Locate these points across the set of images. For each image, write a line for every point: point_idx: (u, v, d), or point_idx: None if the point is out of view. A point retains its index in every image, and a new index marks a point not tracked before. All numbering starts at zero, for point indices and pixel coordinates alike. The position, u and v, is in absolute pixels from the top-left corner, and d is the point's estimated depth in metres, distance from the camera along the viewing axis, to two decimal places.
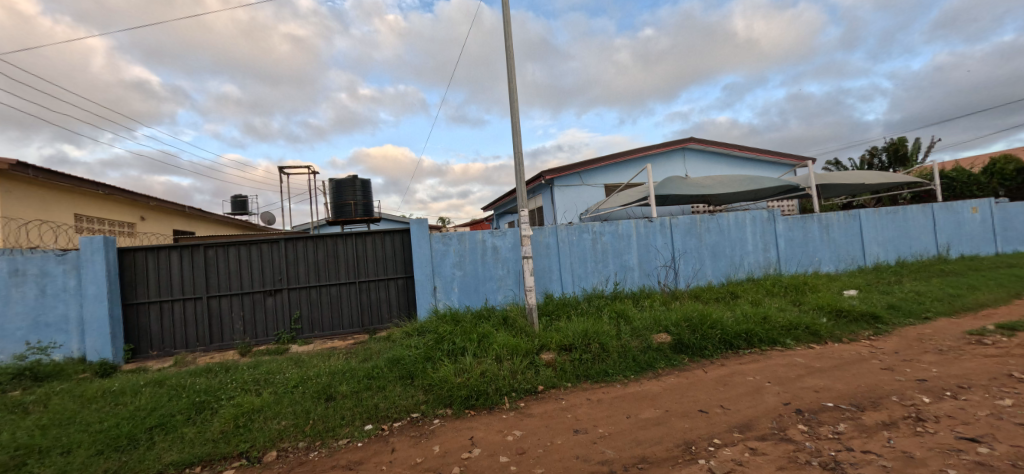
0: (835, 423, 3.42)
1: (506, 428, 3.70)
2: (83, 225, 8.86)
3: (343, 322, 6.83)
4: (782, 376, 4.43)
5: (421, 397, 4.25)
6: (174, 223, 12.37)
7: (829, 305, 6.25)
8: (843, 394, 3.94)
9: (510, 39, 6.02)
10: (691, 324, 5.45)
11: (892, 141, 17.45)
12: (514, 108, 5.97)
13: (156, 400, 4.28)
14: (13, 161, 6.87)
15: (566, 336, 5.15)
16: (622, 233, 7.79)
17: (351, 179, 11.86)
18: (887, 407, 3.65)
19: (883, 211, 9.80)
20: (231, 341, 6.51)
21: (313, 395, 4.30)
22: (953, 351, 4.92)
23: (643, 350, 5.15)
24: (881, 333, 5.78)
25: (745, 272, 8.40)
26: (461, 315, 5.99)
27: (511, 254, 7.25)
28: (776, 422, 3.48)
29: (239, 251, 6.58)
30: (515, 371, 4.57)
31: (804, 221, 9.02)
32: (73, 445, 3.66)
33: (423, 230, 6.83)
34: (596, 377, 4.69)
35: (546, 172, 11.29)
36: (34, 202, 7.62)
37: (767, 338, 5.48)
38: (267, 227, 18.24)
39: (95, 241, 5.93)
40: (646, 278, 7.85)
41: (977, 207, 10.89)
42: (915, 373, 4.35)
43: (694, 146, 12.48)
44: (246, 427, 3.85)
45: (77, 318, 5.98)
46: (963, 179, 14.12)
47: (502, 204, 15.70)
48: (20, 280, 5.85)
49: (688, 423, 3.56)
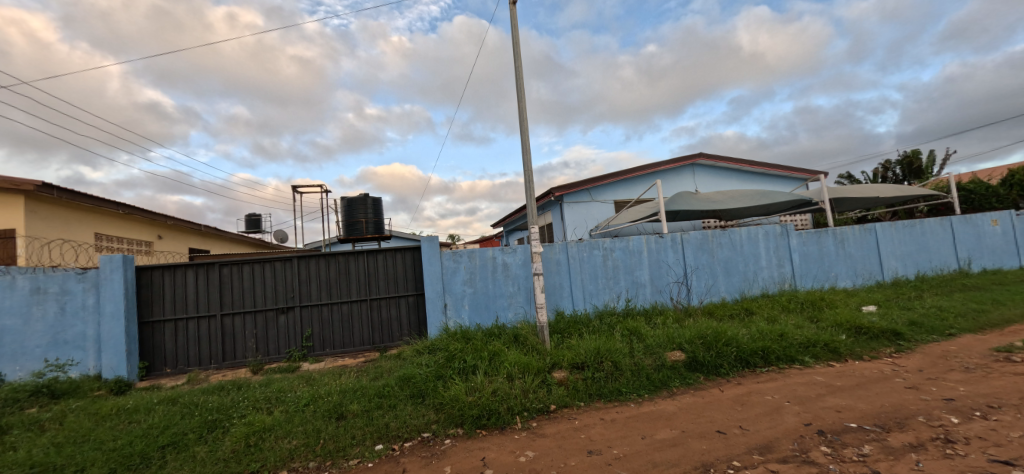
0: (860, 445, 3.31)
1: (518, 449, 3.63)
2: (103, 244, 9.04)
3: (354, 340, 6.83)
4: (802, 396, 4.31)
5: (432, 416, 4.21)
6: (189, 241, 12.56)
7: (848, 322, 6.11)
8: (866, 414, 3.82)
9: (519, 59, 6.11)
10: (705, 342, 5.33)
11: (905, 154, 17.26)
12: (524, 126, 6.03)
13: (169, 419, 4.30)
14: (37, 183, 7.12)
15: (578, 354, 5.08)
16: (634, 249, 7.74)
17: (362, 197, 12.01)
18: (913, 428, 3.52)
19: (900, 225, 9.62)
20: (243, 359, 6.54)
21: (325, 414, 4.28)
22: (980, 369, 4.77)
23: (657, 368, 5.06)
24: (904, 350, 5.62)
25: (759, 287, 8.27)
26: (472, 333, 5.94)
27: (522, 271, 7.23)
28: (797, 444, 3.37)
29: (253, 270, 6.67)
30: (526, 390, 4.51)
31: (819, 236, 8.89)
32: (87, 463, 3.67)
33: (434, 248, 6.86)
34: (609, 397, 4.61)
35: (555, 189, 11.35)
36: (55, 222, 7.81)
37: (785, 355, 5.35)
38: (279, 245, 18.47)
39: (115, 259, 6.05)
40: (657, 294, 7.77)
41: (998, 219, 10.65)
42: (941, 392, 4.21)
43: (704, 161, 12.43)
44: (257, 446, 3.83)
45: (95, 337, 6.07)
46: (981, 191, 13.89)
47: (512, 220, 15.68)
48: (42, 298, 5.96)
49: (706, 444, 3.47)
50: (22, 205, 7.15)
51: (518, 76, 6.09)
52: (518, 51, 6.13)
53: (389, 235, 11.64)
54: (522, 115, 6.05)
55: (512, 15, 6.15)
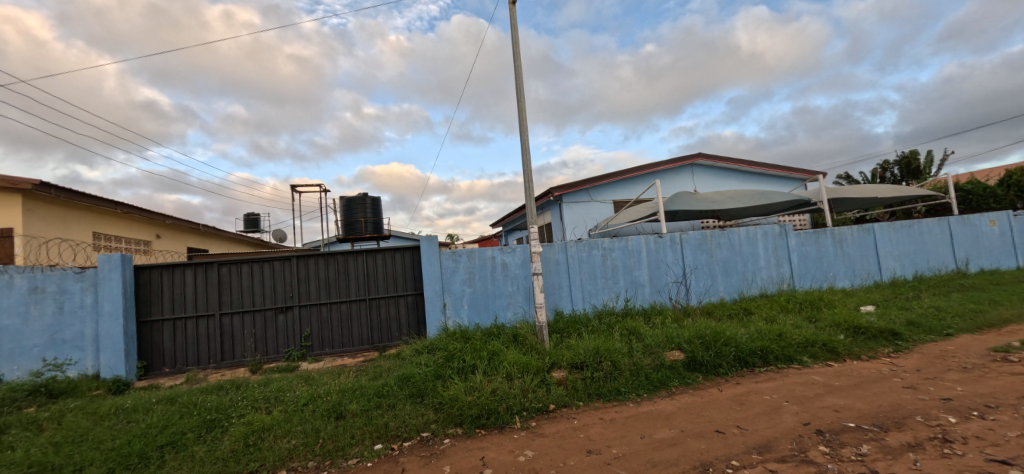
0: (858, 444, 3.32)
1: (518, 449, 3.64)
2: (101, 243, 9.03)
3: (353, 339, 6.82)
4: (800, 395, 4.32)
5: (431, 416, 4.21)
6: (188, 240, 12.55)
7: (846, 322, 6.13)
8: (865, 414, 3.83)
9: (519, 59, 6.11)
10: (704, 342, 5.34)
11: (903, 155, 17.30)
12: (523, 125, 6.03)
13: (167, 418, 4.29)
14: (36, 182, 7.11)
15: (577, 353, 5.09)
16: (632, 249, 7.75)
17: (361, 196, 12.00)
18: (911, 428, 3.53)
19: (898, 225, 9.65)
20: (242, 358, 6.53)
21: (324, 413, 4.28)
22: (978, 369, 4.79)
23: (656, 368, 5.07)
24: (902, 350, 5.64)
25: (758, 287, 8.28)
26: (471, 332, 5.95)
27: (521, 271, 7.23)
28: (796, 444, 3.38)
29: (252, 269, 6.67)
30: (526, 389, 4.52)
31: (818, 236, 8.91)
32: (85, 463, 3.66)
33: (433, 248, 6.86)
34: (608, 396, 4.61)
35: (555, 188, 11.35)
36: (54, 221, 7.80)
37: (784, 355, 5.36)
38: (278, 244, 18.44)
39: (113, 259, 6.04)
40: (656, 294, 7.77)
41: (995, 220, 10.69)
42: (940, 392, 4.22)
43: (703, 161, 12.45)
44: (256, 445, 3.83)
45: (93, 336, 6.06)
46: (979, 192, 13.94)
47: (512, 219, 15.67)
48: (40, 298, 5.94)
49: (705, 443, 3.48)
50: (20, 204, 7.14)
51: (518, 76, 6.09)
52: (517, 51, 6.13)
53: (388, 235, 11.62)
54: (522, 114, 6.05)
55: (511, 15, 6.16)
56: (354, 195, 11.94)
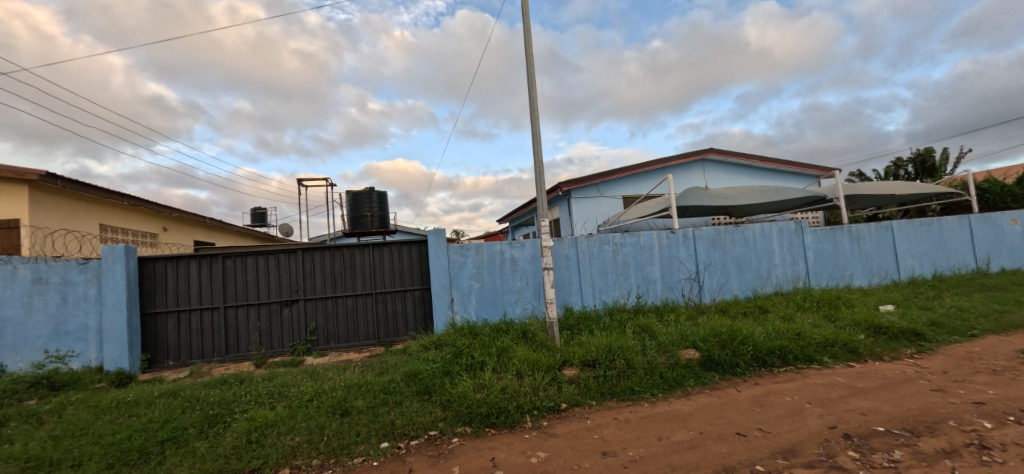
0: (889, 450, 3.14)
1: (529, 449, 3.49)
2: (107, 235, 8.99)
3: (359, 334, 6.71)
4: (823, 397, 4.14)
5: (439, 413, 4.08)
6: (194, 233, 12.51)
7: (866, 322, 5.91)
8: (894, 418, 3.65)
9: (531, 49, 5.94)
10: (720, 340, 5.16)
11: (919, 153, 16.93)
12: (535, 115, 5.87)
13: (169, 413, 4.19)
14: (42, 173, 7.04)
15: (589, 351, 4.91)
16: (644, 244, 7.56)
17: (368, 190, 11.89)
18: (945, 433, 3.35)
19: (917, 223, 9.37)
20: (247, 352, 6.44)
21: (329, 410, 4.16)
22: (1009, 372, 4.57)
23: (671, 366, 4.90)
24: (926, 351, 5.43)
25: (773, 285, 8.08)
26: (479, 328, 5.79)
27: (530, 266, 7.08)
28: (823, 448, 3.21)
29: (257, 262, 6.56)
30: (536, 387, 4.38)
31: (835, 233, 8.66)
32: (84, 458, 3.56)
33: (440, 242, 6.72)
34: (622, 395, 4.46)
35: (563, 183, 11.18)
36: (59, 212, 7.74)
37: (803, 355, 5.18)
38: (284, 239, 18.41)
39: (116, 250, 5.95)
40: (668, 291, 7.59)
41: (1017, 218, 10.38)
42: (971, 395, 4.02)
43: (714, 156, 12.22)
44: (259, 442, 3.71)
45: (97, 328, 5.97)
46: (997, 190, 13.59)
47: (519, 215, 15.51)
48: (43, 288, 5.87)
49: (726, 447, 3.31)
50: (26, 195, 7.09)
51: (529, 66, 5.92)
52: (529, 40, 5.95)
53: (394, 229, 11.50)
54: (533, 104, 5.89)
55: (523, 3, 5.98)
56: (360, 189, 11.84)
